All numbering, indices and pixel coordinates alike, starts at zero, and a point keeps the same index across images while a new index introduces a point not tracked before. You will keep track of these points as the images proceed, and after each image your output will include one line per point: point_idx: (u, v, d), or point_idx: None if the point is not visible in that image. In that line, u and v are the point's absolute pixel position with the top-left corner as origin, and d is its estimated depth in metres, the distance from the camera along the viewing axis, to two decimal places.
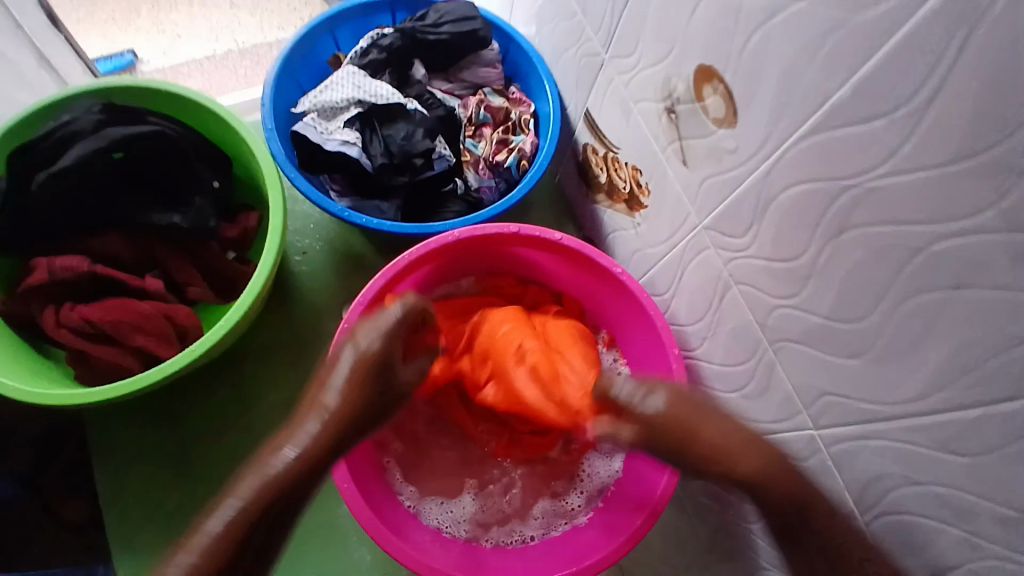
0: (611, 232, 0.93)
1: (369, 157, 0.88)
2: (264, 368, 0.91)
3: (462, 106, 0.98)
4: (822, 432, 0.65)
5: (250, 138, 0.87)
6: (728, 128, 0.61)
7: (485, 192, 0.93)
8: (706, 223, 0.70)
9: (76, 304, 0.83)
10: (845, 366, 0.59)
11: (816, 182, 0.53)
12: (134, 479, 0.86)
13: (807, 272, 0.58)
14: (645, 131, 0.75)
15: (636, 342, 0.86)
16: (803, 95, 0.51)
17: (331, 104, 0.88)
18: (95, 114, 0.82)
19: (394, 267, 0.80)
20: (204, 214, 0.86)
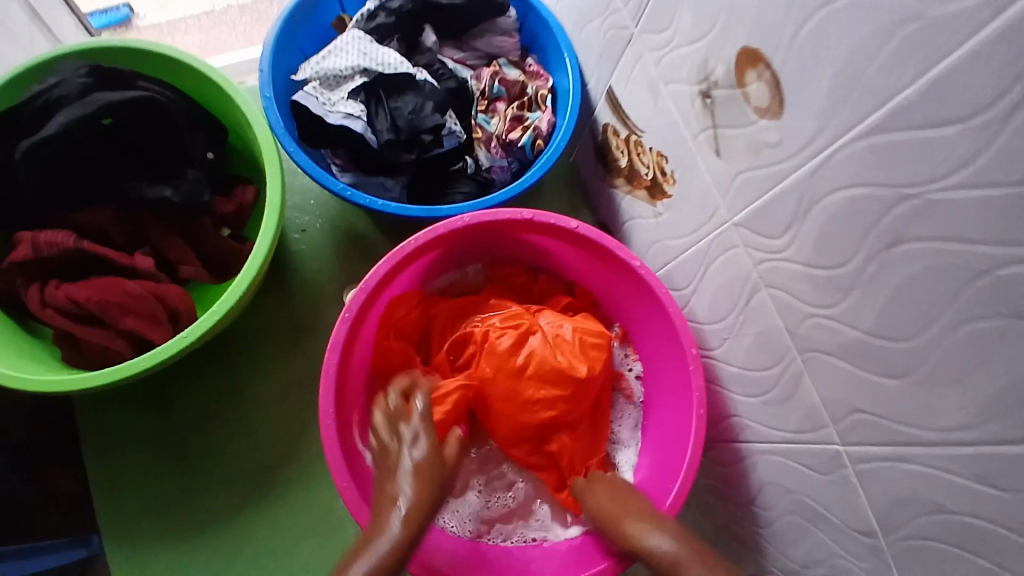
0: (629, 219, 0.88)
1: (375, 132, 0.82)
2: (261, 352, 0.88)
3: (474, 78, 0.91)
4: (849, 449, 0.61)
5: (247, 106, 0.81)
6: (772, 119, 0.55)
7: (497, 172, 0.87)
8: (737, 219, 0.65)
9: (61, 282, 0.79)
10: (882, 385, 0.55)
11: (868, 185, 0.48)
12: (125, 466, 0.83)
13: (850, 283, 0.54)
14: (674, 115, 0.69)
15: (650, 339, 0.82)
16: (863, 90, 0.46)
17: (335, 72, 0.82)
18: (81, 77, 0.78)
19: (400, 252, 0.75)
20: (198, 188, 0.82)
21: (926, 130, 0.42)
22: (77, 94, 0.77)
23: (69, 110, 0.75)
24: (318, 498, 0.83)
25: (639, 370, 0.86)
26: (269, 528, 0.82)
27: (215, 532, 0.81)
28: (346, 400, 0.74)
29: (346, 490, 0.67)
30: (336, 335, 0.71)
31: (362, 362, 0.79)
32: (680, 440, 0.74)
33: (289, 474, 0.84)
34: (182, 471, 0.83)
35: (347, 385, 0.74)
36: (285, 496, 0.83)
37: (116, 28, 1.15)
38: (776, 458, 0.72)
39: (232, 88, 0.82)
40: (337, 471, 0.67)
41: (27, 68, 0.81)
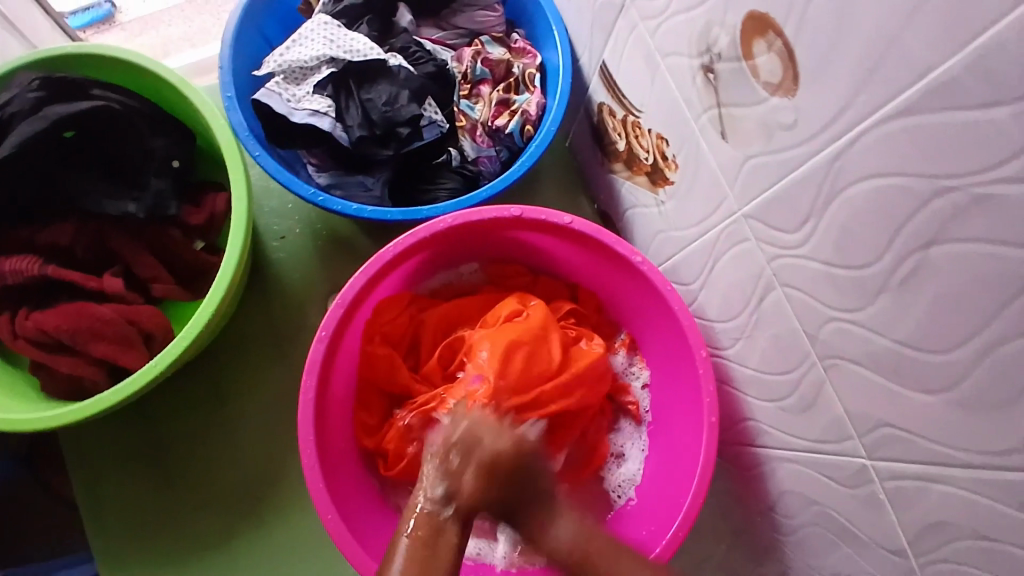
0: (629, 208, 0.80)
1: (345, 129, 0.75)
2: (247, 369, 0.83)
3: (456, 59, 0.83)
4: (876, 465, 0.54)
5: (206, 108, 0.75)
6: (787, 97, 0.47)
7: (484, 163, 0.80)
8: (746, 211, 0.57)
9: (30, 311, 0.75)
10: (917, 401, 0.47)
11: (899, 176, 0.41)
12: (110, 492, 0.79)
13: (879, 287, 0.47)
14: (674, 92, 0.61)
15: (658, 343, 0.75)
16: (895, 64, 0.38)
17: (299, 63, 0.75)
18: (32, 91, 0.72)
19: (379, 260, 0.69)
20: (163, 200, 0.78)
21: (974, 110, 0.35)
22: (30, 111, 0.71)
23: (22, 129, 0.70)
24: (309, 517, 0.80)
25: (647, 380, 0.79)
26: (261, 554, 0.78)
27: (200, 556, 0.78)
28: (326, 419, 0.69)
29: (332, 520, 0.63)
30: (311, 356, 0.66)
31: (344, 380, 0.74)
32: (691, 451, 0.68)
33: (279, 495, 0.80)
34: (167, 494, 0.80)
35: (327, 405, 0.70)
36: (275, 519, 0.79)
37: (99, 26, 1.09)
38: (796, 467, 0.64)
39: (192, 91, 0.76)
40: (321, 502, 0.63)
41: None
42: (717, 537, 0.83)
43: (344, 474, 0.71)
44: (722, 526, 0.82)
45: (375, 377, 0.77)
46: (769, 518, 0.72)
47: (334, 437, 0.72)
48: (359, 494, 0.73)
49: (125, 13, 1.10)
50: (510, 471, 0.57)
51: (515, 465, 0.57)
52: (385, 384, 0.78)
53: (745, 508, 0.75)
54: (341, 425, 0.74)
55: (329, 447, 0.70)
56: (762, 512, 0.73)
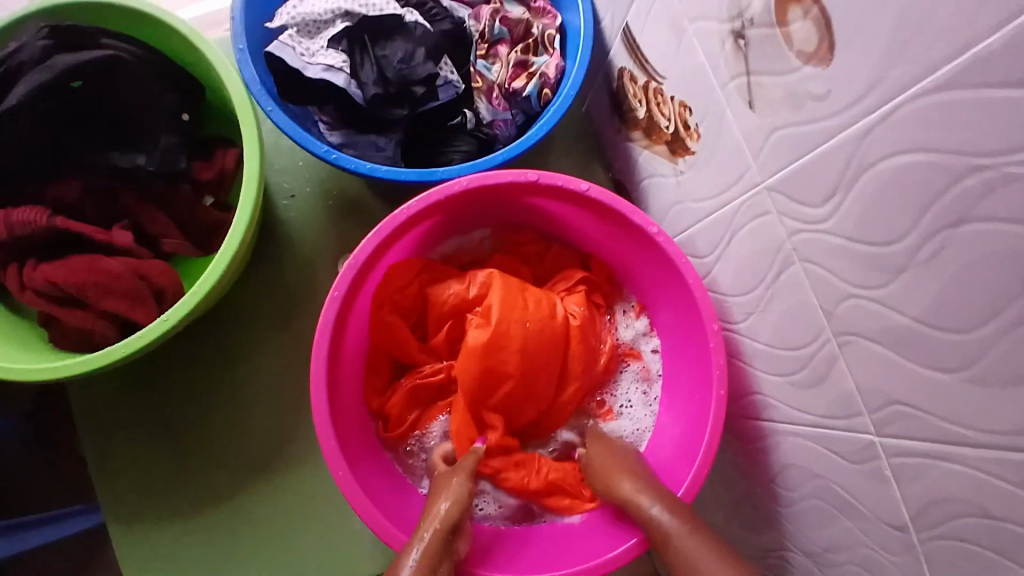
0: (646, 177, 0.79)
1: (359, 85, 0.73)
2: (253, 328, 0.83)
3: (473, 18, 0.80)
4: (884, 442, 0.54)
5: (218, 60, 0.73)
6: (820, 66, 0.46)
7: (500, 127, 0.78)
8: (771, 183, 0.56)
9: (38, 263, 0.75)
10: (931, 378, 0.48)
11: (932, 152, 0.40)
12: (117, 445, 0.80)
13: (902, 264, 0.46)
14: (700, 58, 0.59)
15: (669, 313, 0.75)
16: (935, 36, 0.37)
17: (313, 17, 0.73)
18: (40, 40, 0.71)
19: (392, 222, 0.68)
20: (172, 154, 0.76)
21: (1010, 87, 0.34)
22: (38, 60, 0.70)
23: (29, 79, 0.69)
24: (317, 474, 0.81)
25: (657, 346, 0.80)
26: (269, 509, 0.80)
27: (211, 510, 0.79)
28: (337, 379, 0.70)
29: (342, 478, 0.64)
30: (324, 317, 0.66)
31: (355, 343, 0.74)
32: (697, 422, 0.69)
33: (288, 452, 0.81)
34: (178, 450, 0.81)
35: (338, 366, 0.70)
36: (285, 475, 0.81)
37: None
38: (801, 441, 0.65)
39: (202, 41, 0.74)
40: (333, 459, 0.64)
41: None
42: (717, 504, 0.84)
43: (354, 435, 0.72)
44: (723, 496, 0.83)
45: (385, 341, 0.77)
46: (771, 490, 0.73)
47: (344, 398, 0.72)
48: (369, 455, 0.73)
49: None
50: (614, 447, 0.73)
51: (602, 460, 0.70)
52: (394, 351, 0.78)
53: (746, 481, 0.77)
54: (352, 387, 0.74)
55: (341, 407, 0.70)
56: (763, 484, 0.74)
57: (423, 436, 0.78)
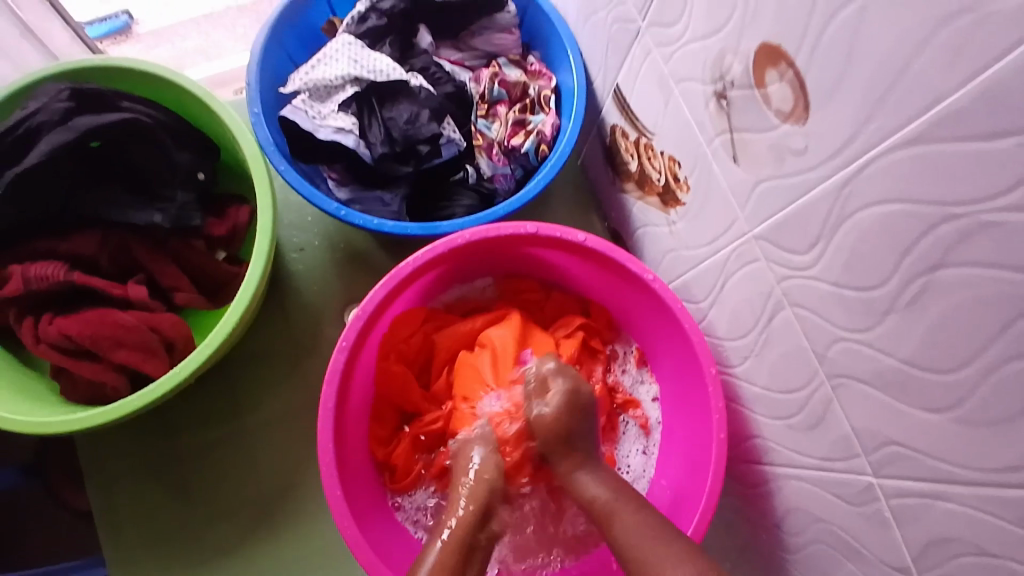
0: (640, 227, 0.82)
1: (368, 145, 0.78)
2: (259, 378, 0.84)
3: (473, 80, 0.85)
4: (882, 483, 0.55)
5: (232, 123, 0.77)
6: (797, 124, 0.50)
7: (499, 181, 0.82)
8: (758, 231, 0.59)
9: (54, 316, 0.78)
10: (923, 418, 0.49)
11: (907, 202, 0.43)
12: (124, 499, 0.81)
13: (887, 307, 0.48)
14: (686, 114, 0.63)
15: (668, 359, 0.76)
16: (904, 96, 0.41)
17: (324, 82, 0.78)
18: (61, 101, 0.75)
19: (398, 274, 0.71)
20: (188, 211, 0.80)
21: (975, 141, 0.37)
22: (58, 121, 0.74)
23: (49, 138, 0.73)
24: (320, 525, 0.81)
25: (657, 394, 0.81)
26: (273, 564, 0.79)
27: (214, 565, 0.79)
28: (345, 431, 0.71)
29: (347, 529, 0.64)
30: (332, 366, 0.68)
31: (362, 394, 0.75)
32: (700, 468, 0.69)
33: (293, 504, 0.81)
34: (183, 505, 0.81)
35: (345, 418, 0.71)
36: (288, 527, 0.80)
37: (115, 36, 1.14)
38: (803, 484, 0.65)
39: (220, 105, 0.79)
40: (339, 510, 0.65)
41: (6, 93, 0.78)
42: (723, 553, 0.83)
43: (360, 486, 0.72)
44: (726, 543, 0.82)
45: (390, 390, 0.79)
46: (775, 536, 0.72)
47: (351, 449, 0.73)
48: (373, 505, 0.73)
49: (141, 24, 1.16)
50: (582, 407, 0.70)
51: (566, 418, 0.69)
52: (398, 400, 0.80)
53: (751, 526, 0.76)
54: (359, 438, 0.74)
55: (348, 457, 0.71)
56: (768, 529, 0.73)
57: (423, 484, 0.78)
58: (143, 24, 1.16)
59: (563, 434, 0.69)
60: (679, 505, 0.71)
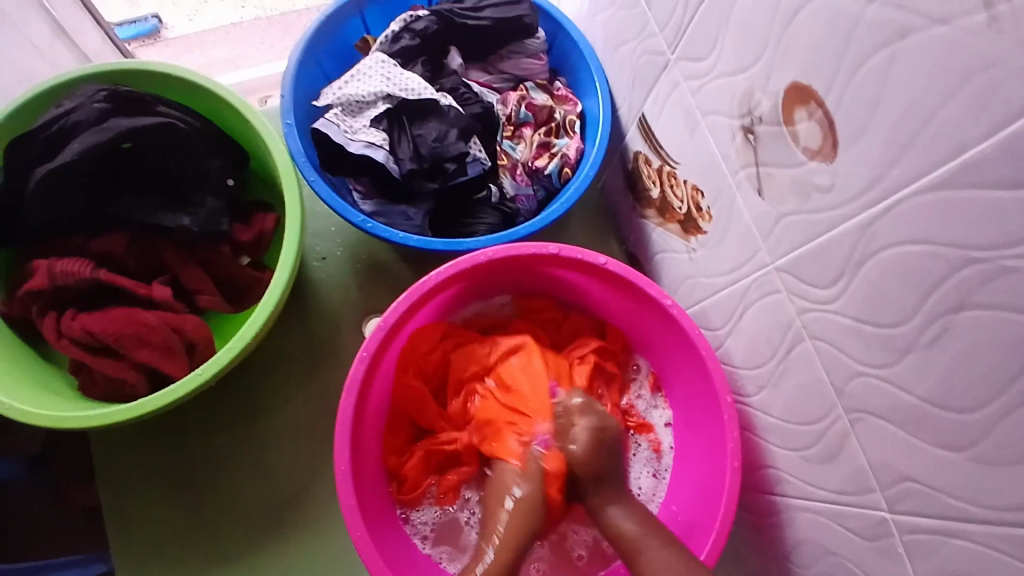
0: (659, 252, 0.83)
1: (397, 161, 0.79)
2: (276, 384, 0.85)
3: (500, 102, 0.88)
4: (897, 519, 0.55)
5: (264, 133, 0.79)
6: (825, 162, 0.51)
7: (522, 201, 0.84)
8: (779, 263, 0.60)
9: (77, 312, 0.79)
10: (939, 455, 0.50)
11: (930, 243, 0.45)
12: (135, 497, 0.81)
13: (907, 345, 0.49)
14: (711, 146, 0.65)
15: (684, 385, 0.77)
16: (930, 141, 0.42)
17: (357, 98, 0.80)
18: (97, 102, 0.77)
19: (420, 288, 0.72)
20: (216, 217, 0.82)
21: (998, 190, 0.39)
22: (93, 121, 0.76)
23: (84, 138, 0.75)
24: (327, 533, 0.81)
25: (669, 419, 0.82)
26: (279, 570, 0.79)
27: (221, 568, 0.79)
28: (362, 439, 0.71)
29: (359, 537, 0.65)
30: (352, 376, 0.69)
31: (380, 403, 0.76)
32: (711, 494, 0.70)
33: (302, 511, 0.81)
34: (194, 504, 0.81)
35: (363, 427, 0.72)
36: (296, 534, 0.80)
37: (144, 39, 1.18)
38: (814, 516, 0.66)
39: (255, 116, 0.81)
40: (352, 519, 0.65)
41: (42, 90, 0.80)
42: None
43: (373, 496, 0.73)
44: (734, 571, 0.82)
45: (406, 401, 0.80)
46: (784, 566, 0.72)
47: (366, 458, 0.73)
48: (383, 513, 0.74)
49: (170, 30, 1.19)
50: (609, 444, 0.71)
51: (596, 453, 0.71)
52: (413, 413, 0.80)
53: (758, 556, 0.76)
54: (374, 447, 0.75)
55: (363, 466, 0.72)
56: (776, 559, 0.73)
57: (430, 497, 0.79)
58: (173, 29, 1.19)
59: (597, 471, 0.70)
60: (690, 532, 0.72)
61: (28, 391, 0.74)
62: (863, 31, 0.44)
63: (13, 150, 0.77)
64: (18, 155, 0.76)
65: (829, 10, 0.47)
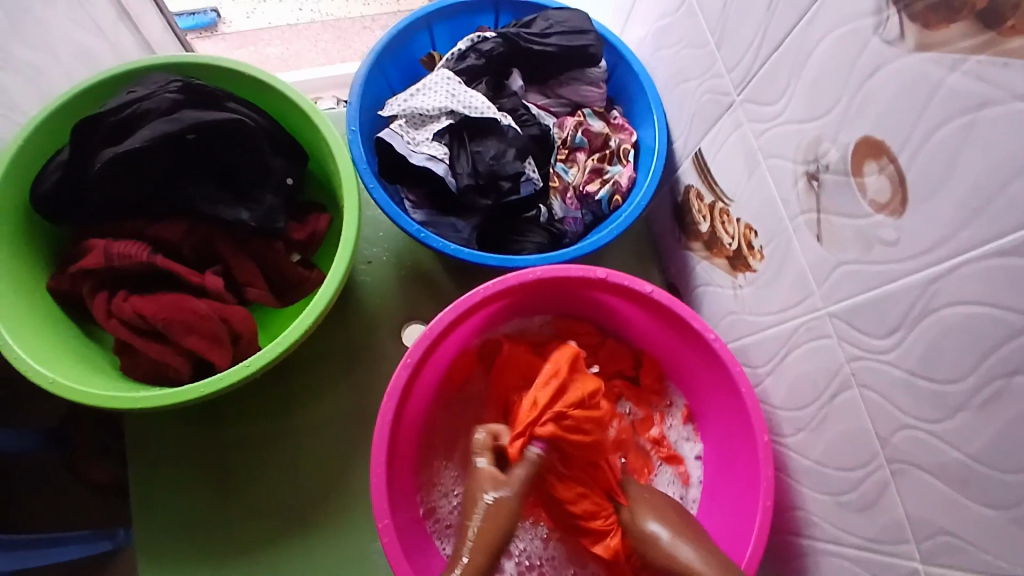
0: (701, 284, 0.84)
1: (455, 176, 0.82)
2: (310, 381, 0.87)
3: (557, 126, 0.91)
4: (929, 571, 0.55)
5: (328, 135, 0.81)
6: (891, 217, 0.52)
7: (570, 224, 0.86)
8: (833, 309, 0.60)
9: (127, 295, 0.80)
10: (979, 515, 0.49)
11: (993, 306, 0.45)
12: (164, 480, 0.82)
13: (960, 403, 0.50)
14: (771, 188, 0.66)
15: (718, 418, 0.78)
16: (1002, 208, 0.43)
17: (421, 111, 0.82)
18: (171, 92, 0.79)
19: (467, 300, 0.73)
20: (274, 213, 0.84)
21: None
22: (165, 111, 0.78)
23: (156, 127, 0.77)
24: (351, 533, 0.81)
25: (700, 453, 0.82)
26: (300, 563, 0.80)
27: (244, 558, 0.80)
28: (398, 443, 0.72)
29: (387, 538, 0.66)
30: (395, 382, 0.70)
31: (418, 407, 0.77)
32: (742, 531, 0.70)
33: (327, 509, 0.82)
34: (221, 487, 0.82)
35: (400, 431, 0.73)
36: (318, 531, 0.81)
37: (201, 31, 1.22)
38: (842, 563, 0.66)
39: (322, 120, 0.82)
40: (382, 522, 0.66)
41: (112, 75, 0.82)
42: None
43: (404, 502, 0.74)
44: None
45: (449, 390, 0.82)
46: None
47: (401, 463, 0.74)
48: (410, 516, 0.74)
49: (228, 25, 1.23)
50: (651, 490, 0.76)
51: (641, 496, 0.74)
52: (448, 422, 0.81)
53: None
54: (409, 452, 0.76)
55: (396, 467, 0.73)
56: None
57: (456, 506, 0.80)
58: (230, 24, 1.23)
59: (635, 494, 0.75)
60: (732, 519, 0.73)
61: (69, 367, 0.75)
62: (942, 96, 0.46)
63: (78, 131, 0.77)
64: (85, 137, 0.78)
65: (911, 72, 0.48)
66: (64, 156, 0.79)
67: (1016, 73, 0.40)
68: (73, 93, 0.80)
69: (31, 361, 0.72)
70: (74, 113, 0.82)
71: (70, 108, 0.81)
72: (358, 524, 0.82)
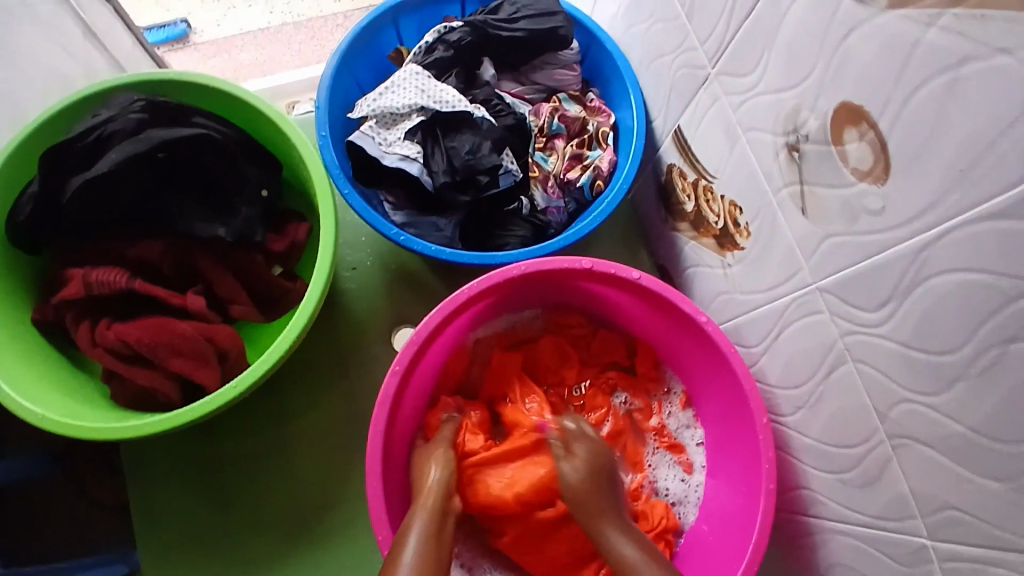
0: (690, 265, 0.83)
1: (430, 174, 0.80)
2: (301, 394, 0.86)
3: (533, 113, 0.88)
4: (937, 546, 0.54)
5: (299, 142, 0.80)
6: (875, 184, 0.50)
7: (552, 213, 0.84)
8: (822, 283, 0.59)
9: (110, 322, 0.79)
10: (983, 486, 0.48)
11: (986, 273, 0.43)
12: (164, 501, 0.82)
13: (958, 373, 0.48)
14: (753, 164, 0.64)
15: (717, 401, 0.76)
16: (990, 169, 0.41)
17: (391, 110, 0.80)
18: (135, 112, 0.77)
19: (453, 301, 0.71)
20: (250, 227, 0.83)
21: None
22: (130, 132, 0.76)
23: (121, 148, 0.75)
24: (353, 543, 0.81)
25: (701, 438, 0.81)
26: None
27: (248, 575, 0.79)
28: (392, 450, 0.72)
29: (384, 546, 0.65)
30: (385, 390, 0.69)
31: (411, 412, 0.76)
32: (746, 515, 0.69)
33: (328, 521, 0.81)
34: (219, 504, 0.82)
35: (393, 437, 0.72)
36: (320, 544, 0.81)
37: (173, 43, 1.19)
38: (849, 540, 0.64)
39: (291, 127, 0.81)
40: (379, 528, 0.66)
41: (77, 99, 0.81)
42: None
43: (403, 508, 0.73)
44: None
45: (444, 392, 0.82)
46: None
47: (397, 469, 0.73)
48: None
49: (200, 35, 1.20)
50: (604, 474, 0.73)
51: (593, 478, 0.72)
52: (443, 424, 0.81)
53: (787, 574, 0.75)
54: (404, 457, 0.75)
55: (392, 474, 0.72)
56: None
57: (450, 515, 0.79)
58: (202, 34, 1.20)
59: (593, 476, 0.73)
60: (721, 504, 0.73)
61: (58, 399, 0.75)
62: (921, 56, 0.43)
63: (45, 160, 0.76)
64: (53, 166, 0.76)
65: (887, 32, 0.45)
66: (35, 186, 0.77)
67: (995, 26, 0.38)
68: (38, 121, 0.79)
69: (19, 396, 0.71)
70: (41, 141, 0.80)
71: (38, 136, 0.80)
72: (361, 533, 0.81)
